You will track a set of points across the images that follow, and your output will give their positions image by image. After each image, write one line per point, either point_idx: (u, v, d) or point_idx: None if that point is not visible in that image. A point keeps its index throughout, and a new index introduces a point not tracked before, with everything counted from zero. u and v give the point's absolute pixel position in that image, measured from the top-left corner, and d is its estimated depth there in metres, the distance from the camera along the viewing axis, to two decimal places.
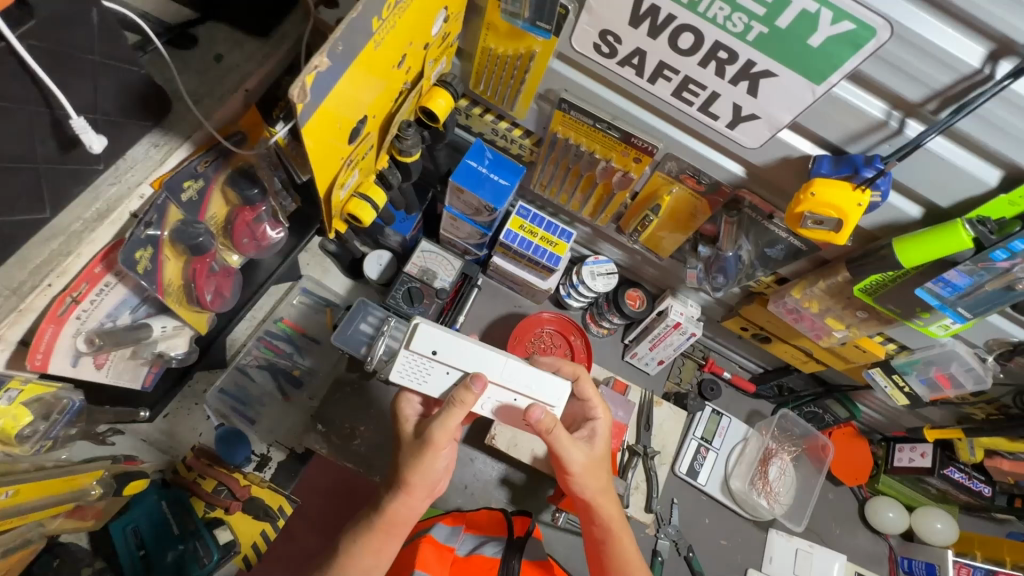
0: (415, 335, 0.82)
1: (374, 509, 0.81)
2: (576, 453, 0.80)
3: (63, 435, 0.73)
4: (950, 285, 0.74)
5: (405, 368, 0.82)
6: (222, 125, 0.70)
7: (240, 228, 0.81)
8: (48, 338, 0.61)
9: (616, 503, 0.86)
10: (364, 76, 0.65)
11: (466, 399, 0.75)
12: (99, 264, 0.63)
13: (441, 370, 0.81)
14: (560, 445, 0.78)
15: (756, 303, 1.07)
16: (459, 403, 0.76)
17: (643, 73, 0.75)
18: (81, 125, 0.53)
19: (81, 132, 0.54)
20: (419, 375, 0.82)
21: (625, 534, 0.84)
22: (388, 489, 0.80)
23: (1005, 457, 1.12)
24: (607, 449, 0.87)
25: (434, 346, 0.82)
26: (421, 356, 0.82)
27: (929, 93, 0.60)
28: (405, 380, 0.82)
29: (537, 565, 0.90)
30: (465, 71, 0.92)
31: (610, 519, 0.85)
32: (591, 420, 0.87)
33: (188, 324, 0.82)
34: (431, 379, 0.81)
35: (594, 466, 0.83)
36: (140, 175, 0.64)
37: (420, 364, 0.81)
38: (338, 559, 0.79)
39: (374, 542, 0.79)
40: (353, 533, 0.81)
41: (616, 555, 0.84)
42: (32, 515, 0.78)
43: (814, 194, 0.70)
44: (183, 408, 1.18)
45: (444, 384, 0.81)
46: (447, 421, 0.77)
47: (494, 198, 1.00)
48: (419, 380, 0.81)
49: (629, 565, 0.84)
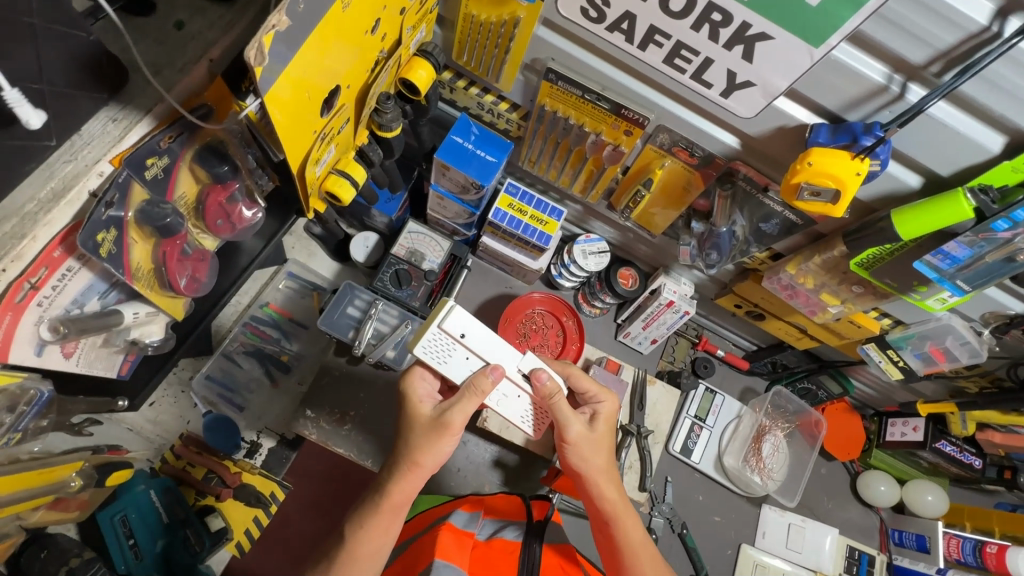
0: (445, 316, 0.78)
1: (378, 492, 0.78)
2: (576, 424, 0.81)
3: (32, 426, 0.71)
4: (950, 257, 0.72)
5: (429, 345, 0.80)
6: (186, 98, 0.65)
7: (212, 208, 0.77)
8: (6, 326, 0.60)
9: (619, 486, 0.83)
10: (332, 44, 0.61)
11: (483, 386, 0.76)
12: (58, 248, 0.60)
13: (461, 355, 0.80)
14: (560, 413, 0.80)
15: (750, 280, 1.05)
16: (477, 389, 0.76)
17: (632, 40, 0.71)
18: (14, 98, 0.50)
19: (15, 106, 0.50)
20: (442, 354, 0.80)
21: (630, 514, 0.81)
22: (397, 470, 0.77)
23: (997, 430, 1.12)
24: (610, 431, 0.85)
25: (463, 329, 0.80)
26: (448, 335, 0.79)
27: (933, 54, 0.57)
28: (427, 356, 0.80)
29: (559, 549, 0.86)
30: (447, 41, 0.88)
31: (613, 499, 0.81)
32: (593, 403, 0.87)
33: (164, 311, 0.79)
34: (452, 361, 0.80)
35: (597, 441, 0.83)
36: (98, 151, 0.60)
37: (443, 343, 0.79)
38: (345, 543, 0.75)
39: (382, 525, 0.76)
40: (359, 517, 0.77)
41: (622, 537, 0.80)
42: (8, 509, 0.75)
43: (811, 164, 0.67)
44: (168, 397, 1.16)
45: (462, 370, 0.80)
46: (465, 408, 0.77)
47: (481, 175, 0.97)
48: (440, 360, 0.80)
49: (636, 548, 0.79)
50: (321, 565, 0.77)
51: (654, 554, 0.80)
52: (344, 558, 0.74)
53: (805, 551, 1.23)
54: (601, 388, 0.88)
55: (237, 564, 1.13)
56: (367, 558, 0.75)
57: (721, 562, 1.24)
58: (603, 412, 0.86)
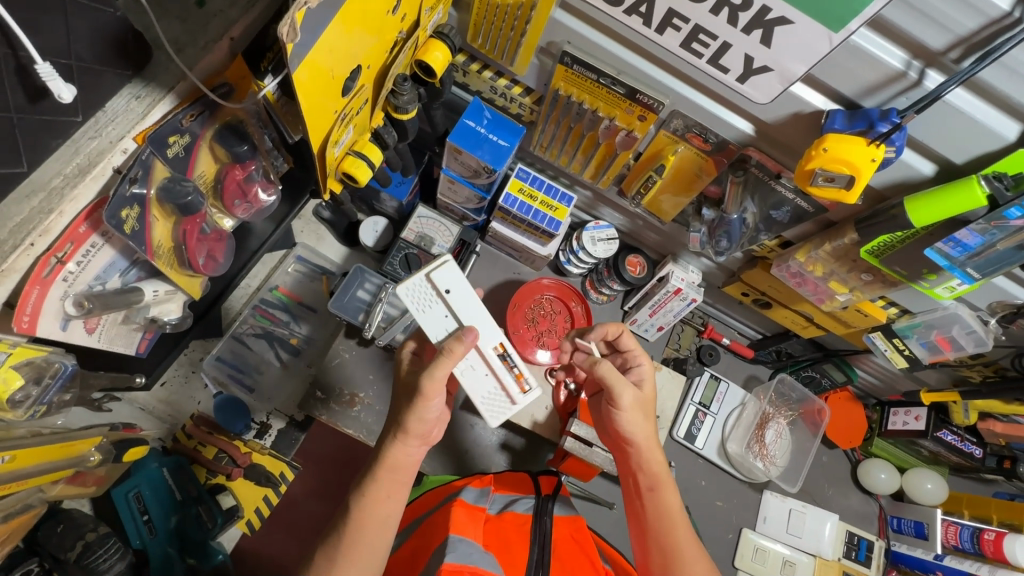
0: (436, 268, 0.84)
1: (375, 461, 0.78)
2: (630, 394, 0.82)
3: (56, 400, 0.73)
4: (961, 245, 0.73)
5: (413, 292, 0.83)
6: (206, 76, 0.66)
7: (230, 187, 0.79)
8: (34, 300, 0.61)
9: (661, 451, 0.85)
10: (355, 27, 0.61)
11: (453, 349, 0.74)
12: (83, 224, 0.62)
13: (440, 310, 0.83)
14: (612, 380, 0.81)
15: (759, 268, 1.06)
16: (447, 353, 0.74)
17: (651, 23, 0.71)
18: (46, 72, 0.49)
19: (49, 79, 0.50)
20: (422, 304, 0.83)
21: (671, 484, 0.81)
22: (386, 443, 0.78)
23: (999, 420, 1.12)
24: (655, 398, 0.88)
25: (449, 286, 0.83)
26: (433, 287, 0.83)
27: (953, 40, 0.58)
28: (408, 299, 0.83)
29: (570, 523, 0.89)
30: (463, 23, 0.88)
31: (657, 464, 0.83)
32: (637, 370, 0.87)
33: (182, 289, 0.81)
34: (428, 313, 0.83)
35: (647, 411, 0.84)
36: (122, 128, 0.60)
37: (426, 294, 0.83)
38: (351, 514, 0.75)
39: (381, 492, 0.76)
40: (359, 488, 0.76)
41: (664, 504, 0.81)
42: (30, 481, 0.76)
43: (826, 150, 0.67)
44: (179, 376, 1.18)
45: (437, 326, 0.82)
46: (436, 371, 0.74)
47: (493, 159, 0.97)
48: (419, 308, 0.83)
49: (673, 515, 0.80)
50: (330, 538, 0.75)
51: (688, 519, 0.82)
52: (352, 525, 0.74)
53: (805, 536, 1.25)
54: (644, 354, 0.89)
55: (246, 544, 1.14)
56: (379, 525, 0.75)
57: (722, 546, 1.26)
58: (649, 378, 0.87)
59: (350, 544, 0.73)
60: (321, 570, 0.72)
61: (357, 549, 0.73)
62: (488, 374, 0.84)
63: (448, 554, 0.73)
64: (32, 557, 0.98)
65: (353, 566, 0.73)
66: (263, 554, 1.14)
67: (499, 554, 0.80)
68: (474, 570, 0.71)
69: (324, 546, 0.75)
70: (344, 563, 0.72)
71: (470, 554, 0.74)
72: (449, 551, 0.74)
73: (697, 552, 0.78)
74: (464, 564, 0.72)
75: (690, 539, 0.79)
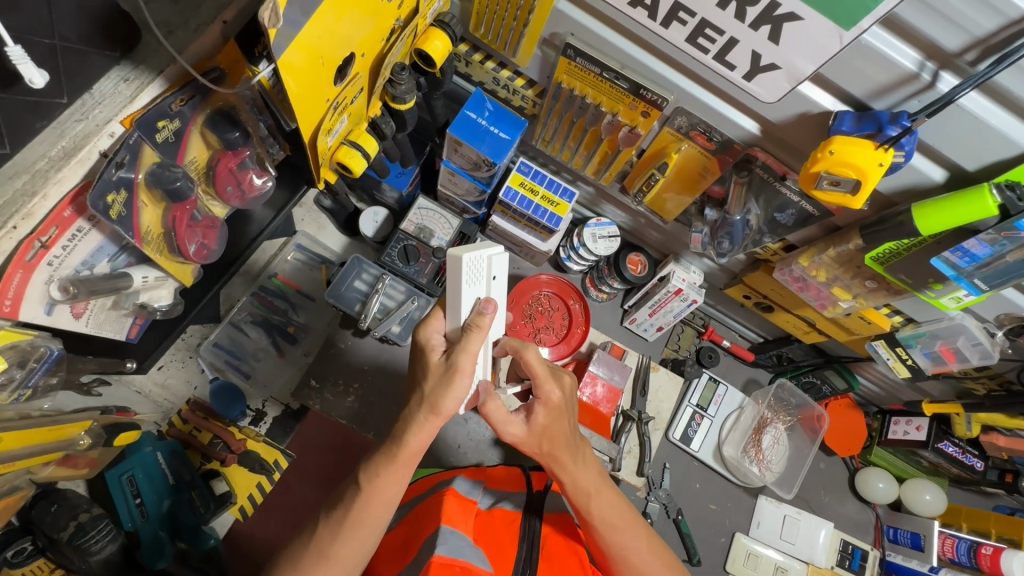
0: (496, 253, 0.81)
1: (392, 440, 0.75)
2: (511, 429, 0.76)
3: (42, 383, 0.74)
4: (969, 255, 0.71)
5: (470, 265, 0.78)
6: (198, 60, 0.66)
7: (223, 174, 0.77)
8: (17, 283, 0.61)
9: (579, 462, 0.77)
10: (348, 9, 0.60)
11: (483, 324, 0.75)
12: (68, 208, 0.62)
13: (476, 290, 0.80)
14: (494, 420, 0.75)
15: (761, 270, 1.04)
16: (475, 327, 0.74)
17: (655, 16, 0.68)
18: (17, 55, 0.51)
19: (17, 63, 0.52)
20: (471, 279, 0.78)
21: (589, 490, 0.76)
22: (414, 418, 0.74)
23: (1002, 433, 1.10)
24: (555, 415, 0.77)
25: (495, 273, 0.82)
26: (487, 268, 0.80)
27: (969, 41, 0.55)
28: (464, 268, 0.77)
29: (561, 518, 0.88)
30: (465, 11, 0.85)
31: (574, 479, 0.76)
32: (534, 392, 0.77)
33: (172, 276, 0.81)
34: (471, 290, 0.78)
35: (542, 436, 0.76)
36: (109, 111, 0.62)
37: (478, 270, 0.79)
38: (361, 490, 0.73)
39: (395, 474, 0.74)
40: (374, 466, 0.74)
41: (588, 514, 0.76)
42: (18, 463, 0.75)
43: (833, 152, 0.65)
44: (176, 361, 1.17)
45: (467, 299, 0.78)
46: (470, 346, 0.74)
47: (493, 153, 0.95)
48: (467, 281, 0.77)
49: (594, 520, 0.76)
50: (335, 512, 0.74)
51: (625, 508, 0.78)
52: (361, 504, 0.73)
53: (798, 542, 1.24)
54: (548, 375, 0.77)
55: (241, 528, 1.14)
56: (384, 503, 0.73)
57: (715, 549, 1.25)
58: (549, 399, 0.77)
59: (356, 520, 0.72)
60: (321, 543, 0.73)
61: (362, 526, 0.73)
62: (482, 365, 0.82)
63: (438, 546, 0.72)
64: (27, 535, 1.00)
65: (353, 541, 0.72)
66: (257, 537, 1.14)
67: (487, 548, 0.80)
68: (465, 565, 0.70)
69: (328, 520, 0.74)
70: (348, 537, 0.72)
71: (461, 547, 0.73)
72: (440, 542, 0.73)
73: (633, 543, 0.76)
74: (456, 558, 0.71)
75: (622, 534, 0.76)
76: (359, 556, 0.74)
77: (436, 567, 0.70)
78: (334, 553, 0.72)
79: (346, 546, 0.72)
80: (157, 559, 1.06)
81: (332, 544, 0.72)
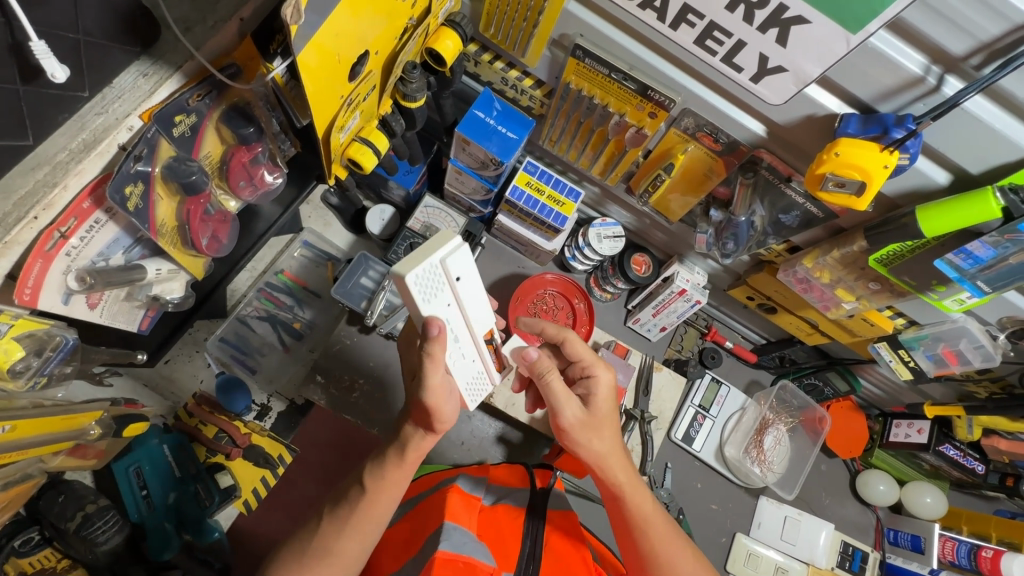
0: (452, 251, 0.67)
1: (397, 445, 0.76)
2: (571, 408, 0.76)
3: (57, 372, 0.75)
4: (972, 257, 0.72)
5: (421, 281, 0.65)
6: (215, 57, 0.68)
7: (236, 168, 0.80)
8: (37, 273, 0.62)
9: (626, 465, 0.78)
10: (364, 9, 0.61)
11: (434, 355, 0.67)
12: (87, 199, 0.63)
13: (444, 300, 0.69)
14: (552, 395, 0.75)
15: (764, 272, 1.05)
16: (429, 358, 0.68)
17: (665, 18, 0.69)
18: (41, 49, 0.52)
19: (43, 57, 0.53)
20: (429, 293, 0.66)
21: (636, 489, 0.77)
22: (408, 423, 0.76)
23: (1003, 437, 1.10)
24: (612, 409, 0.80)
25: (460, 271, 0.69)
26: (445, 272, 0.67)
27: (975, 45, 0.56)
28: (415, 290, 0.64)
29: (562, 515, 0.89)
30: (476, 12, 0.86)
31: (619, 479, 0.77)
32: (587, 375, 0.80)
33: (184, 269, 0.83)
34: (434, 306, 0.67)
35: (597, 424, 0.77)
36: (128, 106, 0.63)
37: (436, 280, 0.66)
38: (365, 492, 0.74)
39: (393, 474, 0.75)
40: (380, 468, 0.76)
41: (636, 519, 0.76)
42: (31, 451, 0.76)
43: (838, 154, 0.66)
44: (183, 355, 1.18)
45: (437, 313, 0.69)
46: (428, 378, 0.69)
47: (501, 151, 0.97)
48: (424, 299, 0.66)
49: (647, 524, 0.76)
50: (340, 510, 0.75)
51: (663, 516, 0.78)
52: (365, 504, 0.74)
53: (799, 543, 1.24)
54: (596, 359, 0.81)
55: (243, 523, 1.15)
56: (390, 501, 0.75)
57: (715, 549, 1.26)
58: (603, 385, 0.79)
59: (359, 520, 0.73)
60: (325, 539, 0.74)
61: (367, 522, 0.74)
62: (474, 359, 0.78)
63: (442, 542, 0.72)
64: (33, 525, 1.01)
65: (356, 537, 0.73)
66: (258, 532, 1.15)
67: (491, 545, 0.80)
68: (468, 561, 0.71)
69: (330, 518, 0.75)
70: (352, 533, 0.73)
71: (465, 543, 0.73)
72: (444, 539, 0.73)
73: (675, 551, 0.76)
74: (458, 554, 0.71)
75: (664, 538, 0.76)
76: (359, 553, 0.75)
77: (439, 563, 0.70)
78: (337, 549, 0.73)
79: (349, 541, 0.73)
80: (162, 551, 1.07)
81: (335, 539, 0.73)
